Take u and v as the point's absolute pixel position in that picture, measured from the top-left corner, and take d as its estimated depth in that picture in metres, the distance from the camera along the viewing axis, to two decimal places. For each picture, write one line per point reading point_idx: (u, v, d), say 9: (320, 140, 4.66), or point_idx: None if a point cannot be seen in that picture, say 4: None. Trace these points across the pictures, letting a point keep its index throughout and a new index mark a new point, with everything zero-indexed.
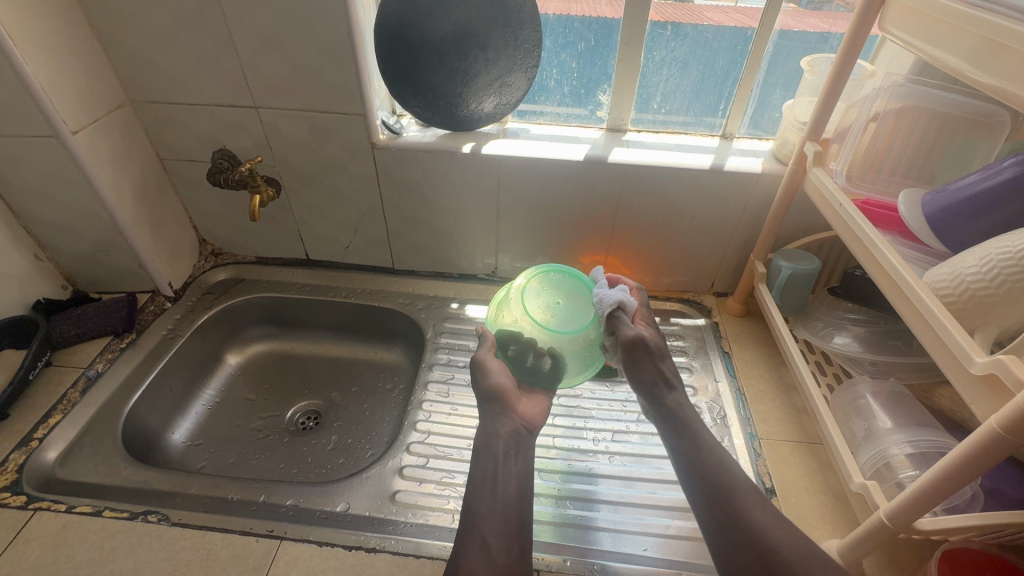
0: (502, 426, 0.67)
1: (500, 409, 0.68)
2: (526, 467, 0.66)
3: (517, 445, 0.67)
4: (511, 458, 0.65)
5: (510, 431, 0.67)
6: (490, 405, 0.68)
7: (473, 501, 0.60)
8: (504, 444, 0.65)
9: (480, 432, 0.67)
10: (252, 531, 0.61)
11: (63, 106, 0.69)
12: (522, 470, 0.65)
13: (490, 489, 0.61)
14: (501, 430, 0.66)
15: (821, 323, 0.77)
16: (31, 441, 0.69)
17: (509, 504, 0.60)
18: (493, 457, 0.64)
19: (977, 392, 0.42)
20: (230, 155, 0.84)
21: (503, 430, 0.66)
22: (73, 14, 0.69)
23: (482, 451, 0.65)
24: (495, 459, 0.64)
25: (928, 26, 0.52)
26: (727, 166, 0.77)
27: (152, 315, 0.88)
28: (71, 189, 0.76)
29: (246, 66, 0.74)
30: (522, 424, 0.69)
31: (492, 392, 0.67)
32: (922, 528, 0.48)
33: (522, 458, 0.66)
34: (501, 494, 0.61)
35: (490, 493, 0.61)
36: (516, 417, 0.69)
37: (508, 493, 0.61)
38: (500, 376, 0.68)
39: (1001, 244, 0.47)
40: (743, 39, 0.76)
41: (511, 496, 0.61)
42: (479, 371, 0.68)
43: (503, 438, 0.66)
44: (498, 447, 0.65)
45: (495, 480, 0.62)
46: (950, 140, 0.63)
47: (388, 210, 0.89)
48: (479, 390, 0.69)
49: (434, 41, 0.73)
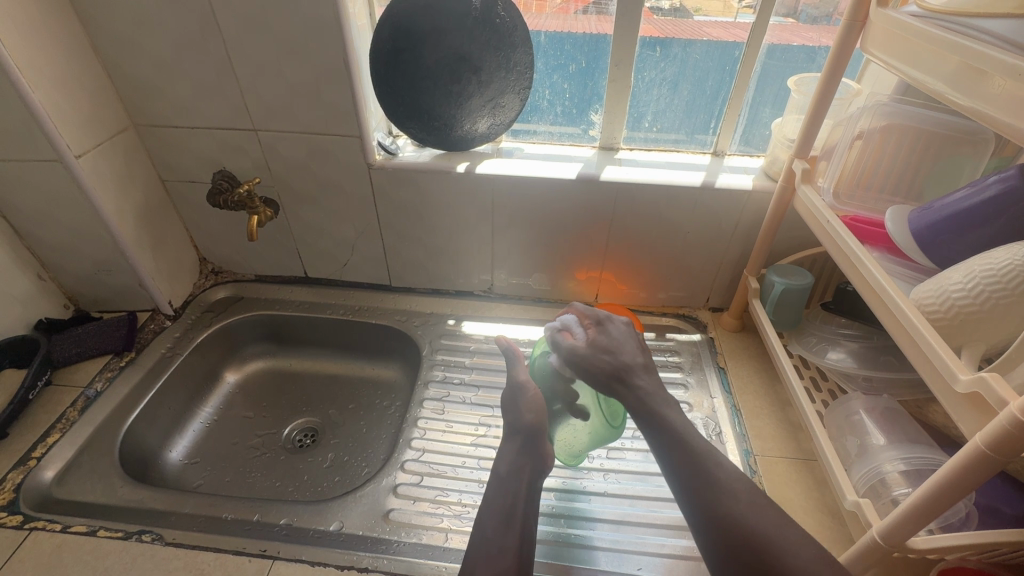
0: (524, 462, 0.66)
1: (526, 449, 0.67)
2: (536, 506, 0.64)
3: (539, 482, 0.66)
4: (530, 491, 0.64)
5: (534, 468, 0.66)
6: (517, 437, 0.67)
7: (486, 525, 0.60)
8: (527, 478, 0.65)
9: (504, 463, 0.66)
10: (245, 551, 0.61)
11: (67, 131, 0.71)
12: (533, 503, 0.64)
13: (498, 524, 0.60)
14: (528, 467, 0.66)
15: (815, 339, 0.77)
16: (29, 460, 0.70)
17: (523, 534, 0.60)
18: (512, 488, 0.64)
19: (963, 410, 0.42)
20: (230, 176, 0.86)
21: (528, 464, 0.66)
22: (79, 43, 0.72)
23: (501, 484, 0.64)
24: (516, 493, 0.63)
25: (905, 47, 0.53)
26: (718, 183, 0.79)
27: (152, 333, 0.89)
28: (73, 211, 0.78)
29: (245, 91, 0.76)
30: (543, 462, 0.67)
31: (533, 424, 0.67)
32: (916, 547, 0.48)
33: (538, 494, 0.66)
34: (518, 527, 0.60)
35: (505, 523, 0.60)
36: (543, 456, 0.67)
37: (522, 525, 0.60)
38: (536, 410, 0.68)
39: (985, 261, 0.48)
40: (732, 59, 0.77)
41: (521, 528, 0.60)
42: (523, 401, 0.68)
43: (527, 473, 0.65)
44: (522, 480, 0.65)
45: (515, 512, 0.61)
46: (936, 156, 0.63)
47: (385, 229, 0.90)
48: (512, 422, 0.68)
49: (428, 66, 0.75)
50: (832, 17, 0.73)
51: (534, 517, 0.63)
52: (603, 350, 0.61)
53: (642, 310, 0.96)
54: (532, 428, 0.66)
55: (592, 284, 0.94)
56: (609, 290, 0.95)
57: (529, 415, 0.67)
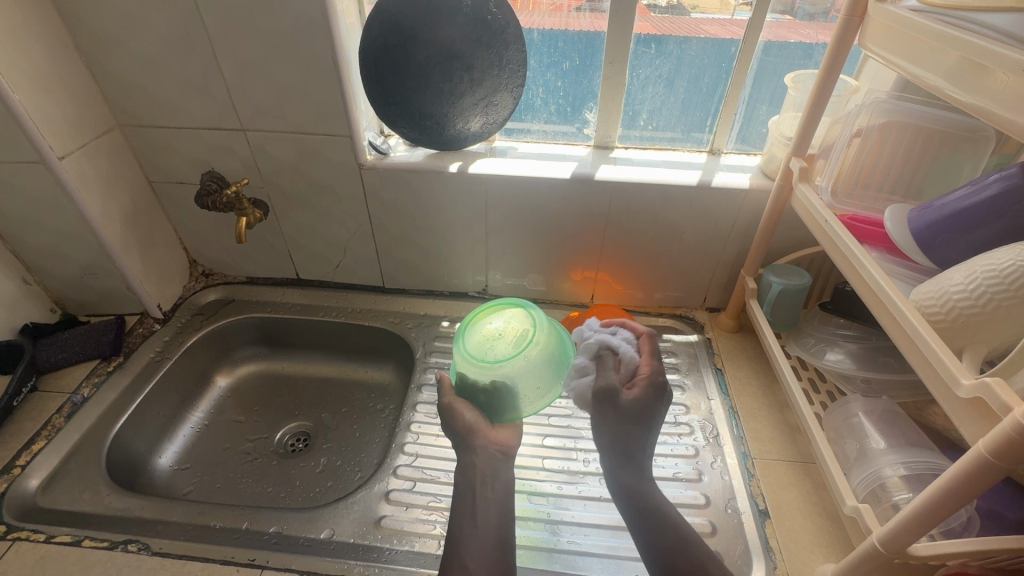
0: (475, 457, 0.65)
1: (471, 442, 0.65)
2: (506, 491, 0.64)
3: (499, 467, 0.65)
4: (495, 481, 0.64)
5: (485, 456, 0.65)
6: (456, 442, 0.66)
7: (460, 525, 0.60)
8: (482, 470, 0.64)
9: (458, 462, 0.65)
10: (233, 561, 0.60)
11: (49, 132, 0.69)
12: (500, 491, 0.64)
13: (467, 520, 0.60)
14: (477, 458, 0.65)
15: (813, 339, 0.76)
16: (13, 468, 0.68)
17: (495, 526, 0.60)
18: (469, 484, 0.63)
19: (964, 415, 0.40)
20: (219, 177, 0.83)
21: (481, 455, 0.65)
22: (61, 42, 0.70)
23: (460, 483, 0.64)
24: (475, 487, 0.63)
25: (905, 43, 0.52)
26: (715, 182, 0.77)
27: (141, 337, 0.87)
28: (58, 214, 0.76)
29: (233, 90, 0.75)
30: (501, 450, 0.67)
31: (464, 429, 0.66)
32: (917, 554, 0.46)
33: (502, 479, 0.65)
34: (485, 520, 0.60)
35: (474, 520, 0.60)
36: (494, 444, 0.66)
37: (490, 518, 0.60)
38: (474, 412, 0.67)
39: (987, 262, 0.47)
40: (728, 57, 0.76)
41: (490, 522, 0.60)
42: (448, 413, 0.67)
43: (479, 467, 0.64)
44: (475, 475, 0.64)
45: (477, 506, 0.61)
46: (936, 155, 0.62)
47: (377, 230, 0.89)
48: (448, 427, 0.67)
49: (419, 64, 0.73)
50: (829, 14, 0.72)
51: (509, 508, 0.63)
52: (629, 411, 0.63)
53: (638, 311, 0.95)
54: (461, 428, 0.66)
55: (587, 284, 0.93)
56: (605, 290, 0.93)
57: (452, 421, 0.67)
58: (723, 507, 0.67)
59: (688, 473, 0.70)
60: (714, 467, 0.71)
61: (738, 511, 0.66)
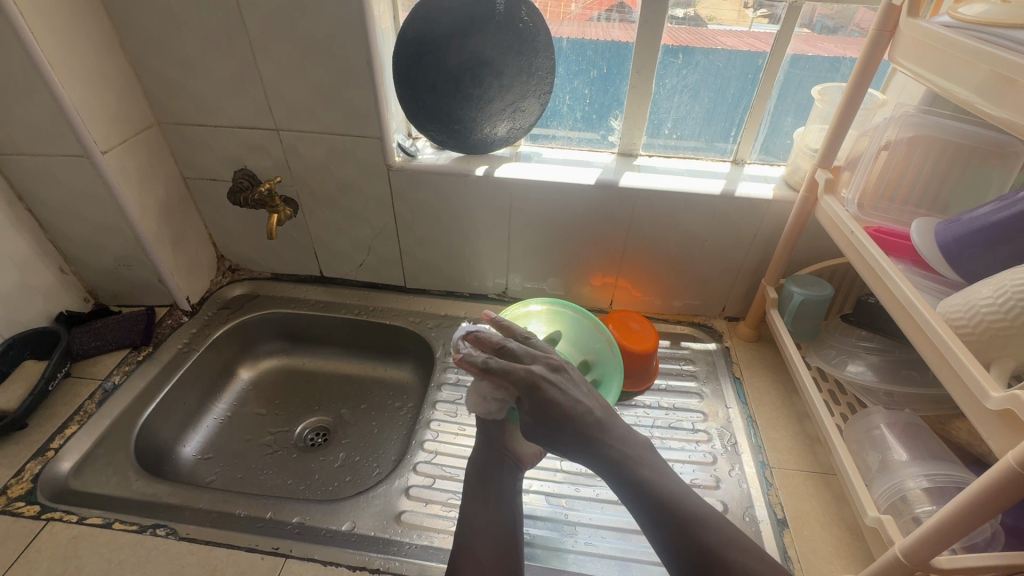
0: (494, 456, 0.67)
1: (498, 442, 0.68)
2: (517, 492, 0.66)
3: (515, 474, 0.67)
4: (503, 481, 0.66)
5: (502, 460, 0.67)
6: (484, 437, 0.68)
7: (467, 525, 0.61)
8: (496, 469, 0.66)
9: (472, 462, 0.67)
10: (257, 549, 0.61)
11: (94, 128, 0.72)
12: (513, 493, 0.65)
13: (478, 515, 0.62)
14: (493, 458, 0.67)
15: (835, 351, 0.76)
16: (47, 451, 0.70)
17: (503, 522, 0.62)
18: (483, 480, 0.65)
19: (993, 426, 0.41)
20: (251, 175, 0.86)
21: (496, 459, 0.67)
22: (109, 42, 0.73)
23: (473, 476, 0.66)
24: (489, 484, 0.65)
25: (936, 58, 0.52)
26: (738, 192, 0.78)
27: (169, 329, 0.90)
28: (97, 206, 0.79)
29: (270, 91, 0.77)
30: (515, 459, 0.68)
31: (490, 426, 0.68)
32: (940, 567, 0.46)
33: (516, 481, 0.67)
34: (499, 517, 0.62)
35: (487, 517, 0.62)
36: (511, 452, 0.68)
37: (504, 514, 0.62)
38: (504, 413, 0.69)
39: (1017, 275, 0.47)
40: (755, 68, 0.77)
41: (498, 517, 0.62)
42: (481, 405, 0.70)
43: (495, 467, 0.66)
44: (495, 475, 0.66)
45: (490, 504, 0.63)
46: (962, 170, 0.62)
47: (401, 230, 0.91)
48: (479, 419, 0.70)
49: (450, 70, 0.76)
50: (843, 27, 0.73)
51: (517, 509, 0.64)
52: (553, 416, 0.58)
53: (656, 318, 0.96)
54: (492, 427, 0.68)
55: (606, 290, 0.94)
56: (624, 296, 0.94)
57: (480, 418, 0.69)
58: (741, 515, 0.67)
59: (704, 480, 0.71)
60: (731, 475, 0.71)
61: (756, 520, 0.66)
